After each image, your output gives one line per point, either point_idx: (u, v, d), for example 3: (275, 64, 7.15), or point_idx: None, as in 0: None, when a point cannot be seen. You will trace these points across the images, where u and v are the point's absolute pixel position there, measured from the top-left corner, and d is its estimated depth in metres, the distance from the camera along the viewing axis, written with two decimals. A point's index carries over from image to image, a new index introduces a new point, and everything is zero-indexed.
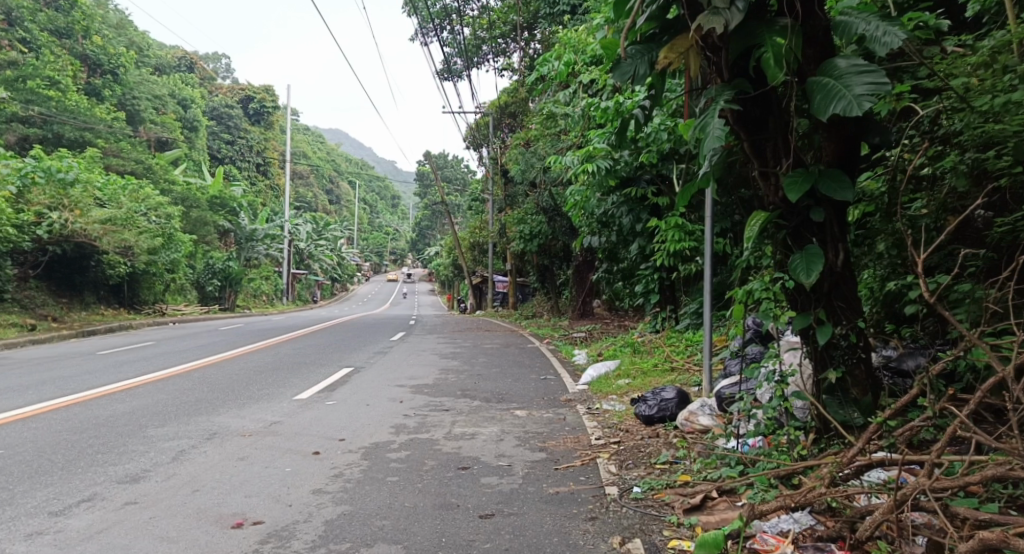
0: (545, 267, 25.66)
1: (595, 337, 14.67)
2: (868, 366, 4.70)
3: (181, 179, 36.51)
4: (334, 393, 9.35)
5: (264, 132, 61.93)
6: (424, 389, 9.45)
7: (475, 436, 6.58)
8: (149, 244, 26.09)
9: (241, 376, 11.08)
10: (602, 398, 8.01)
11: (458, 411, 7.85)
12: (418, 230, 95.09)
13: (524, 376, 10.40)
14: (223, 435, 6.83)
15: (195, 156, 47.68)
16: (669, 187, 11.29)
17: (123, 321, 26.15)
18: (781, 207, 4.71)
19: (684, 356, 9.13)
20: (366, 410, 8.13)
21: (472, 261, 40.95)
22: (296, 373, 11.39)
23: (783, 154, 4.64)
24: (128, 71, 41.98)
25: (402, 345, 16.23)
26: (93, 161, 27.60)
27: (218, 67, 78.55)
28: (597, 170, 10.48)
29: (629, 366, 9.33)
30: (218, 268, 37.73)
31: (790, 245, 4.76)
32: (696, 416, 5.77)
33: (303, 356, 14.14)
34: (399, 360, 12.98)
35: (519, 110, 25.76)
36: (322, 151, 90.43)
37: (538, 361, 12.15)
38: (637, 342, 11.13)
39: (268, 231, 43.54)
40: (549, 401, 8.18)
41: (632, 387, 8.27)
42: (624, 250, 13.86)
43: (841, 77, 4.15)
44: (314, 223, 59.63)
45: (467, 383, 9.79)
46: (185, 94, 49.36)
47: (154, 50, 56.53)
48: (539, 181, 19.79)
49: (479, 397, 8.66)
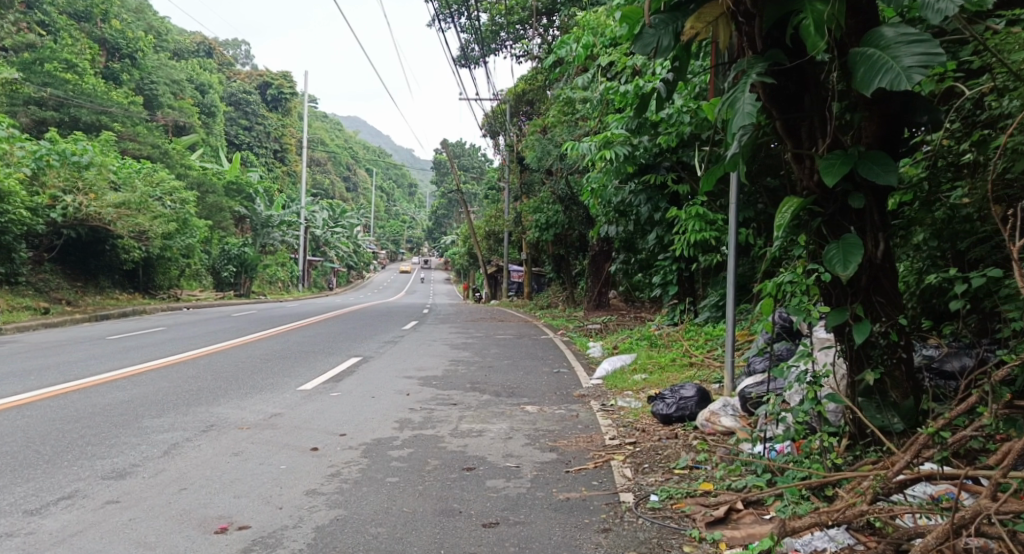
0: (561, 257, 25.30)
1: (611, 329, 14.30)
2: (910, 368, 4.29)
3: (198, 165, 36.44)
4: (339, 384, 9.07)
5: (282, 118, 61.89)
6: (432, 381, 9.14)
7: (483, 433, 6.26)
8: (163, 229, 26.00)
9: (247, 365, 10.82)
10: (617, 394, 7.66)
11: (466, 405, 7.53)
12: (434, 219, 94.92)
13: (536, 369, 10.06)
14: (220, 428, 6.56)
15: (212, 141, 47.63)
16: (690, 174, 10.86)
17: (137, 306, 26.08)
18: (816, 193, 4.30)
19: (704, 351, 8.74)
20: (371, 403, 7.83)
21: (487, 251, 40.63)
22: (303, 363, 11.12)
23: (820, 134, 4.24)
24: (146, 56, 41.95)
25: (414, 334, 15.94)
26: (108, 144, 27.51)
27: (238, 53, 78.57)
28: (615, 157, 10.05)
29: (645, 360, 8.96)
30: (234, 254, 37.63)
31: (825, 234, 4.35)
32: (718, 417, 5.40)
33: (312, 344, 13.89)
34: (409, 350, 12.70)
35: (537, 98, 25.34)
36: (339, 138, 90.39)
37: (552, 353, 11.81)
38: (655, 335, 10.76)
39: (284, 218, 43.45)
40: (561, 396, 7.84)
41: (649, 383, 7.91)
42: (642, 240, 13.46)
43: (889, 48, 3.73)
44: (331, 210, 59.56)
45: (478, 376, 9.47)
46: (202, 80, 49.30)
47: (173, 35, 56.53)
48: (556, 169, 19.39)
49: (489, 390, 8.35)
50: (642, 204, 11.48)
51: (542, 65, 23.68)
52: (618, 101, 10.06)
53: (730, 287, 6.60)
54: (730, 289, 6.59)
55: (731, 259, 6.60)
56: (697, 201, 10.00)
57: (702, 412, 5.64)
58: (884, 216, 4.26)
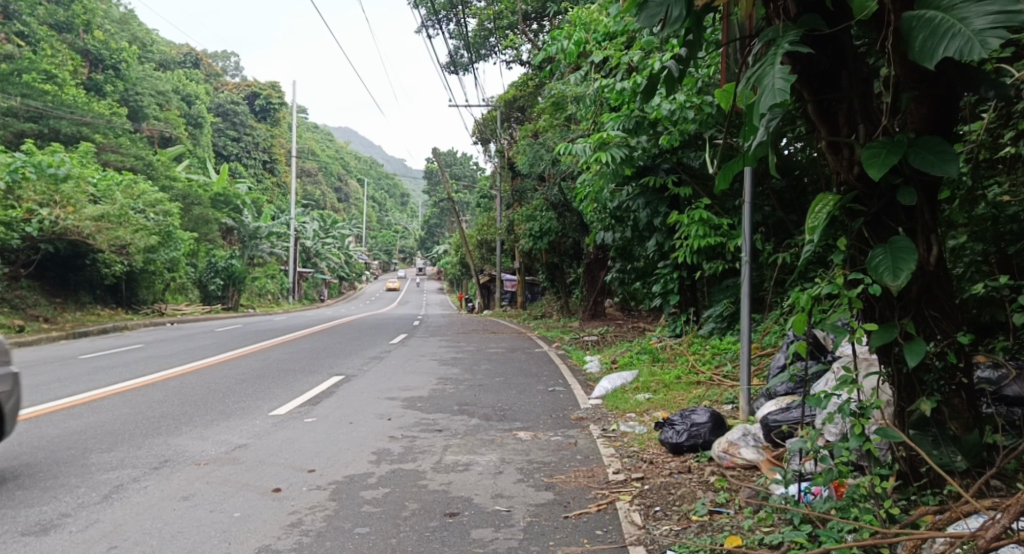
0: (553, 266, 24.64)
1: (608, 341, 13.61)
2: (970, 395, 3.63)
3: (183, 176, 35.70)
4: (316, 407, 8.33)
5: (271, 129, 61.16)
6: (417, 403, 8.42)
7: (470, 466, 5.55)
8: (145, 242, 25.19)
9: (219, 387, 10.07)
10: (619, 417, 6.97)
11: (452, 432, 6.82)
12: (427, 228, 94.21)
13: (530, 387, 9.35)
14: (174, 464, 5.81)
15: (199, 153, 46.78)
16: (689, 175, 10.19)
17: (118, 322, 25.20)
18: (855, 188, 3.66)
19: (711, 366, 8.07)
20: (347, 431, 7.09)
21: (479, 260, 39.95)
22: (280, 383, 10.37)
23: (859, 118, 3.60)
24: (131, 67, 41.24)
25: (402, 349, 15.20)
26: (87, 156, 26.72)
27: (227, 65, 77.84)
28: (611, 159, 9.32)
29: (648, 378, 8.24)
30: (221, 266, 36.77)
31: (867, 238, 3.69)
32: (738, 448, 4.74)
33: (292, 361, 13.14)
34: (395, 367, 11.95)
35: (528, 104, 24.72)
36: (330, 149, 89.72)
37: (546, 368, 11.10)
38: (656, 349, 10.10)
39: (272, 229, 42.61)
40: (557, 419, 7.13)
41: (653, 403, 7.22)
42: (639, 247, 12.80)
43: (953, 9, 3.09)
44: (322, 221, 58.74)
45: (466, 396, 8.77)
46: (190, 91, 48.59)
47: (159, 46, 55.73)
48: (548, 175, 18.72)
49: (478, 413, 7.63)
50: (639, 208, 10.80)
51: (533, 70, 23.08)
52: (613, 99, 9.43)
53: (745, 301, 5.87)
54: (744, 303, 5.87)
55: (746, 269, 5.86)
56: (700, 203, 9.37)
57: (718, 441, 4.97)
58: (934, 213, 3.62)
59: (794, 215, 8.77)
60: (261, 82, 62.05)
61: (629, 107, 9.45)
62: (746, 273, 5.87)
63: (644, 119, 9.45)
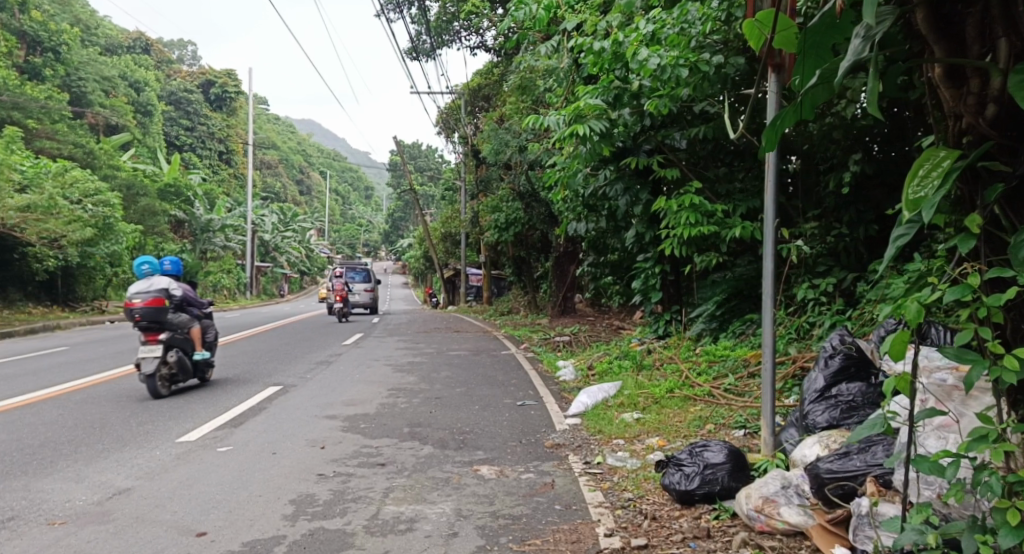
0: (521, 259, 23.33)
1: (581, 341, 12.40)
2: None
3: (128, 166, 33.46)
4: (237, 431, 6.90)
5: (227, 118, 58.88)
6: (360, 424, 7.03)
7: (416, 525, 4.19)
8: (79, 234, 23.25)
9: (130, 403, 8.56)
10: (603, 444, 5.70)
11: (397, 468, 5.45)
12: (391, 221, 92.26)
13: (496, 401, 8.02)
14: (17, 525, 4.36)
15: (149, 142, 44.44)
16: (674, 155, 8.97)
17: (50, 320, 23.28)
18: (988, 139, 2.34)
19: (707, 378, 6.85)
20: (267, 467, 5.67)
21: (443, 253, 38.47)
22: (203, 398, 8.89)
23: (1001, 30, 2.29)
24: (73, 50, 38.80)
25: (354, 351, 13.77)
26: (15, 142, 24.70)
27: (184, 54, 74.91)
28: (590, 133, 8.00)
29: (635, 391, 6.99)
30: (171, 260, 34.73)
31: (1003, 217, 2.37)
32: (776, 509, 3.46)
33: (227, 367, 11.69)
34: (341, 375, 10.54)
35: (494, 92, 23.31)
36: (292, 141, 87.18)
37: (513, 375, 9.79)
38: (639, 355, 8.90)
39: (226, 222, 40.48)
40: (526, 447, 5.83)
41: (646, 425, 5.94)
42: (615, 239, 11.59)
43: None
44: (282, 213, 56.55)
45: (420, 414, 7.40)
46: (138, 76, 46.02)
47: (105, 29, 52.91)
48: (514, 163, 17.28)
49: (431, 438, 6.29)
50: (617, 195, 9.54)
51: (500, 56, 21.61)
52: (590, 65, 8.18)
53: (768, 311, 4.52)
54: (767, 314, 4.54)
55: (770, 271, 4.52)
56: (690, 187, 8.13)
57: (747, 491, 3.65)
58: None
59: (798, 199, 7.58)
60: (217, 70, 59.48)
61: (608, 77, 8.27)
62: (769, 276, 4.51)
63: (625, 90, 8.33)
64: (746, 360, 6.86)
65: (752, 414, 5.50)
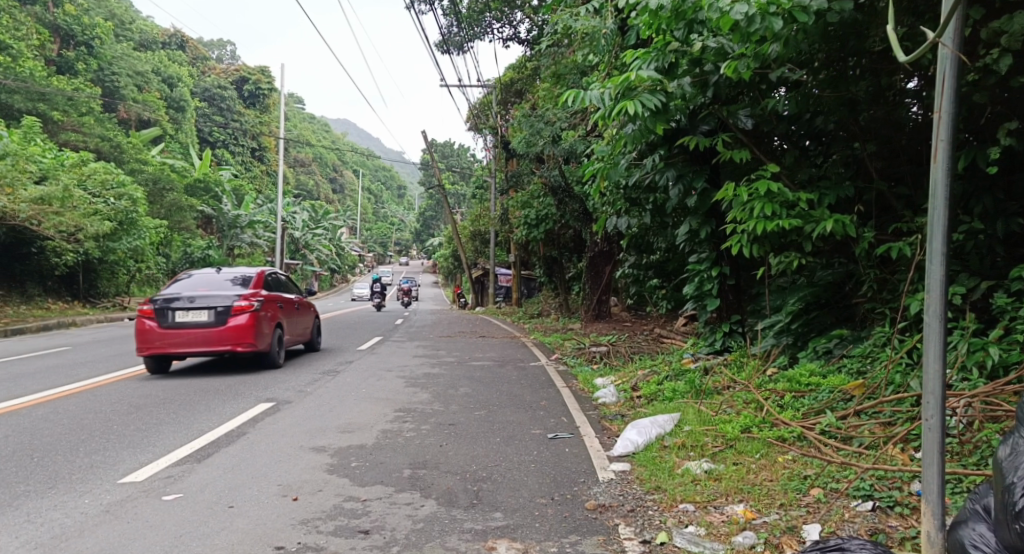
0: (552, 259, 21.78)
1: (620, 351, 10.85)
2: None
3: (157, 160, 32.27)
4: (198, 467, 5.48)
5: (260, 115, 58.06)
6: (353, 461, 5.63)
7: None
8: (95, 228, 22.06)
9: (91, 422, 7.22)
10: (664, 511, 4.18)
11: (386, 540, 4.00)
12: (423, 220, 91.16)
13: (523, 430, 6.56)
14: None
15: (181, 138, 43.56)
16: (741, 133, 7.42)
17: (67, 317, 22.22)
18: None
19: (794, 414, 5.28)
20: (213, 529, 4.26)
21: (473, 253, 37.02)
22: (179, 417, 7.53)
23: None
24: (106, 44, 37.93)
25: (369, 359, 12.41)
26: (35, 133, 23.72)
27: (223, 54, 74.33)
28: (641, 107, 6.46)
29: (699, 429, 5.46)
30: (197, 257, 33.60)
31: None
32: None
33: (223, 377, 10.35)
34: (346, 389, 9.17)
35: (527, 85, 21.82)
36: (327, 140, 86.41)
37: (544, 394, 8.30)
38: (698, 374, 7.35)
39: (254, 218, 39.34)
40: (559, 510, 4.34)
41: (722, 482, 4.43)
42: (661, 235, 10.02)
43: None
44: (312, 211, 55.56)
45: (425, 449, 5.96)
46: (171, 72, 45.29)
47: (138, 24, 52.17)
48: (547, 155, 15.65)
49: (436, 489, 4.86)
50: (667, 185, 7.98)
51: (534, 47, 20.11)
52: (643, 25, 6.60)
53: (933, 335, 2.98)
54: (930, 340, 2.99)
55: (937, 278, 2.97)
56: (765, 172, 6.57)
57: None
58: None
59: None
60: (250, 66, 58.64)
61: (664, 36, 6.75)
62: (936, 286, 2.97)
63: (684, 55, 6.78)
64: (846, 393, 5.29)
65: (878, 479, 3.97)
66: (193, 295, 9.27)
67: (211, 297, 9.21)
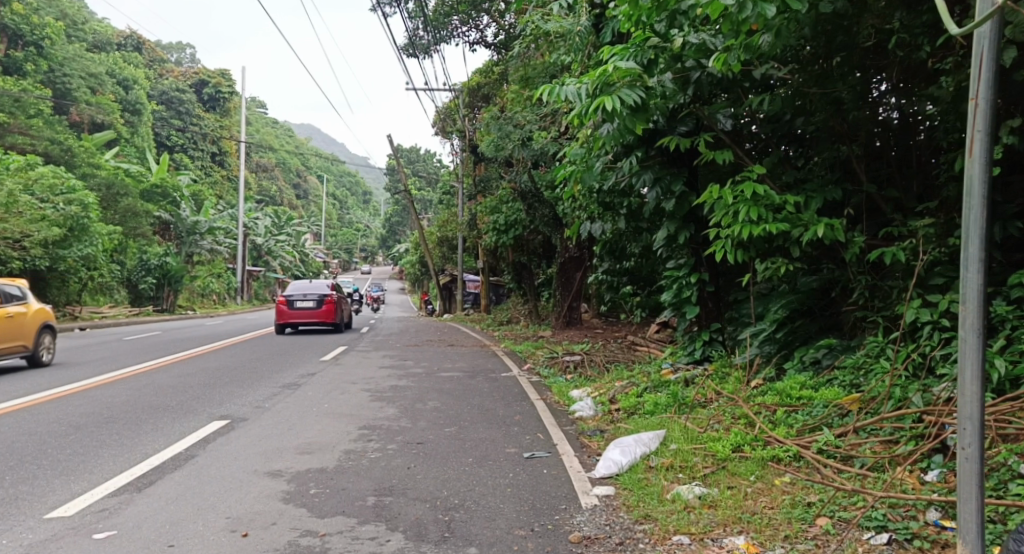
0: (521, 265, 21.38)
1: (594, 361, 10.50)
2: None
3: (111, 164, 31.16)
4: (137, 498, 4.94)
5: (221, 120, 56.79)
6: (312, 487, 5.14)
7: None
8: (43, 234, 21.05)
9: (22, 445, 6.58)
10: (657, 544, 3.79)
11: None
12: (388, 226, 90.20)
13: (496, 449, 6.13)
14: None
15: (138, 142, 42.27)
16: (723, 134, 7.13)
17: None
18: None
19: (789, 432, 4.95)
20: None
21: (440, 259, 36.49)
22: (123, 438, 6.93)
23: None
24: (58, 45, 36.58)
25: (332, 370, 11.85)
26: None
27: (182, 57, 72.69)
28: (621, 105, 6.08)
29: (687, 448, 5.09)
30: (154, 264, 32.31)
31: None
32: None
33: (175, 391, 9.72)
34: (306, 404, 8.65)
35: (495, 90, 21.45)
36: (291, 145, 85.00)
37: (517, 408, 7.89)
38: (681, 386, 7.01)
39: (213, 224, 38.21)
40: (540, 544, 3.92)
41: (718, 510, 4.06)
42: (637, 241, 9.71)
43: None
44: (276, 217, 54.45)
45: (391, 472, 5.50)
46: (126, 74, 43.99)
47: (92, 25, 50.62)
48: (515, 159, 15.27)
49: (404, 520, 4.40)
50: (644, 188, 7.64)
51: (502, 51, 19.75)
52: (622, 17, 6.24)
53: (969, 353, 2.66)
54: (965, 360, 2.65)
55: (974, 289, 2.63)
56: (750, 174, 6.27)
57: None
58: None
59: None
60: (210, 69, 57.32)
61: (643, 30, 6.40)
62: (973, 297, 2.64)
63: (665, 51, 6.44)
64: (841, 408, 5.01)
65: (890, 508, 3.67)
66: (302, 293, 17.94)
67: (312, 293, 18.12)
